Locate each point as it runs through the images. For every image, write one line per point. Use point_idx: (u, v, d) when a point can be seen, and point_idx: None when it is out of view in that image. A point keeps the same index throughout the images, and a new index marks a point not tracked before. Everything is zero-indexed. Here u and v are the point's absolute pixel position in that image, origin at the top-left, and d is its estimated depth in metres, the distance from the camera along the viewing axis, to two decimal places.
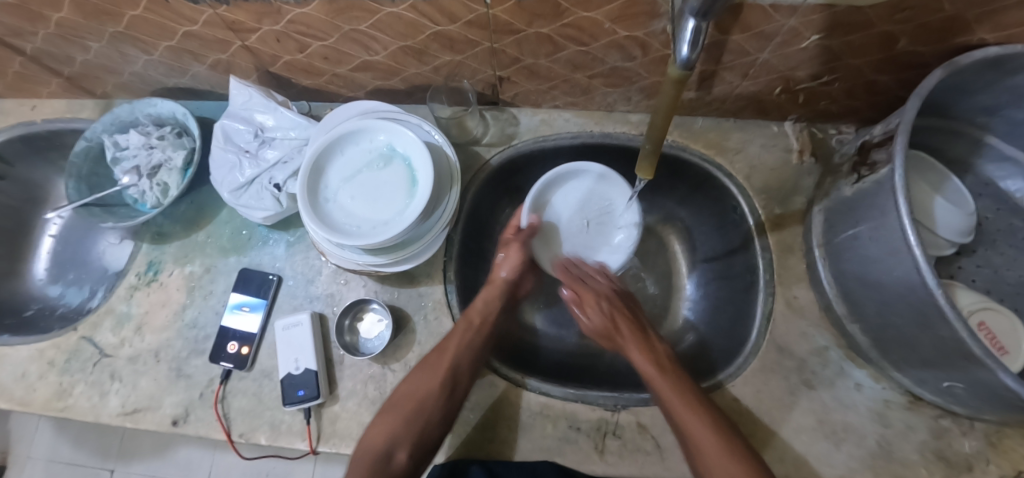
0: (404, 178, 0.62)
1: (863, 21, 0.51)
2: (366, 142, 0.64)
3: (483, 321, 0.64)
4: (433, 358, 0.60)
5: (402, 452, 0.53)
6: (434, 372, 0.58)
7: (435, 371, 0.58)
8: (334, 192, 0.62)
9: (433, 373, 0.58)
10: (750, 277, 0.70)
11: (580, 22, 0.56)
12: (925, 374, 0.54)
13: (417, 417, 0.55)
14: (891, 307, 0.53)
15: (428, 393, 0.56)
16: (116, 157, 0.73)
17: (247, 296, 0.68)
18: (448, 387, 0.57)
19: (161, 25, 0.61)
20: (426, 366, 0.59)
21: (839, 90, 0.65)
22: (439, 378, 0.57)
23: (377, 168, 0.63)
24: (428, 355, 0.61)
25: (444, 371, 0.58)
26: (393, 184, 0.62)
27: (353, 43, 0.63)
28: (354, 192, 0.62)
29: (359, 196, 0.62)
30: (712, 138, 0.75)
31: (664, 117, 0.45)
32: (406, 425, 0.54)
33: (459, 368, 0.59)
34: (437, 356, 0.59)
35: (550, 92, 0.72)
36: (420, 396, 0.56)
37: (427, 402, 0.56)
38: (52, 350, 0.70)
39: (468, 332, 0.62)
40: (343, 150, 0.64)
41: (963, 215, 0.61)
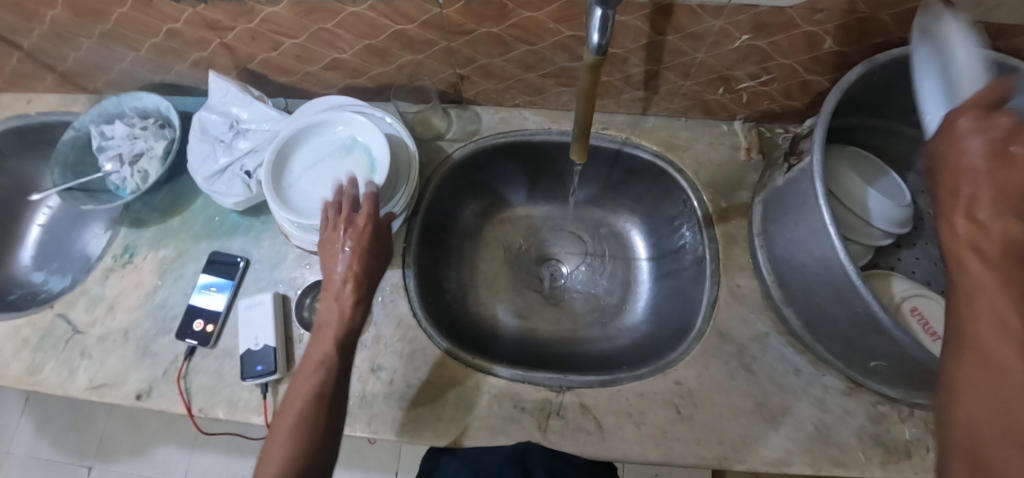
0: (363, 165, 0.66)
1: (782, 21, 0.56)
2: (328, 133, 0.69)
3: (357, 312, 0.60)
4: (308, 360, 0.56)
5: (306, 453, 0.50)
6: (315, 369, 0.54)
7: (319, 367, 0.54)
8: (297, 178, 0.66)
9: (312, 373, 0.54)
10: (698, 268, 0.73)
11: (525, 22, 0.60)
12: (852, 355, 0.56)
13: (314, 416, 0.52)
14: (816, 288, 0.55)
15: (319, 389, 0.53)
16: (102, 146, 0.78)
17: (216, 277, 0.71)
18: (336, 379, 0.54)
19: (145, 24, 0.67)
20: (306, 366, 0.56)
21: (777, 89, 0.69)
22: (324, 372, 0.54)
23: (338, 156, 0.67)
24: (304, 358, 0.57)
25: (322, 362, 0.55)
26: (352, 169, 0.66)
27: (321, 42, 0.68)
28: (315, 178, 0.66)
29: (318, 181, 0.66)
30: (663, 136, 0.78)
31: (588, 101, 0.50)
32: (306, 428, 0.51)
33: (341, 357, 0.56)
34: (312, 356, 0.55)
35: (508, 91, 0.77)
36: (311, 394, 0.53)
37: (316, 399, 0.53)
38: (27, 328, 0.73)
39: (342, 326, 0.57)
40: (307, 141, 0.68)
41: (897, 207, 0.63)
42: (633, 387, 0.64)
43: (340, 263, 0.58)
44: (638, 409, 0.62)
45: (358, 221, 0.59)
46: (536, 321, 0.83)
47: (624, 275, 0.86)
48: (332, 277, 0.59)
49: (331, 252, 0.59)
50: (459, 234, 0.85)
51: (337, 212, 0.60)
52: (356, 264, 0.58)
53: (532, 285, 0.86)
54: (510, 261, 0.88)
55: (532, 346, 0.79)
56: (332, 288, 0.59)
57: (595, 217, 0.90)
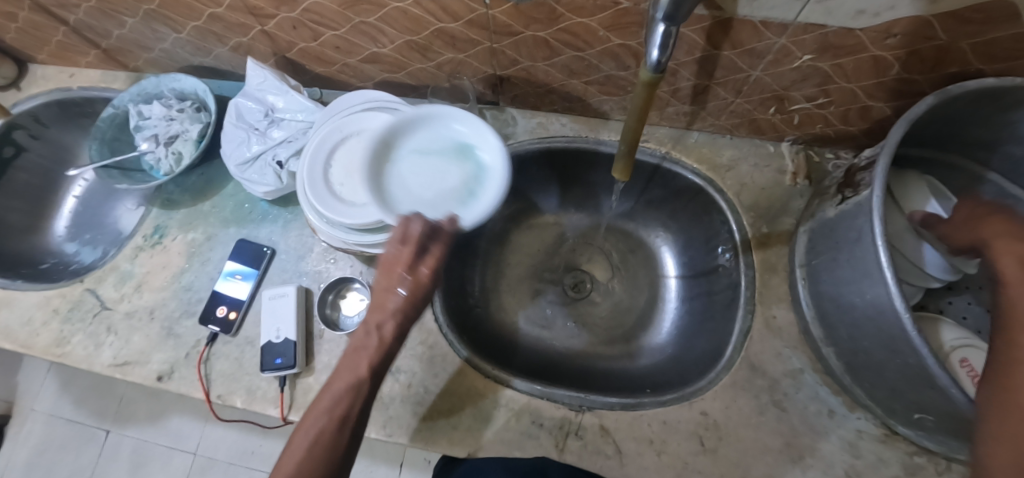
0: (463, 180, 0.63)
1: (851, 44, 0.52)
2: (455, 128, 0.65)
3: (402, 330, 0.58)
4: (338, 377, 0.54)
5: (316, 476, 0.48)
6: (343, 392, 0.53)
7: (346, 391, 0.53)
8: (399, 166, 0.63)
9: (339, 394, 0.53)
10: (732, 294, 0.70)
11: (575, 28, 0.58)
12: (894, 404, 0.53)
13: (332, 442, 0.50)
14: (863, 331, 0.52)
15: (344, 413, 0.52)
16: (138, 125, 0.78)
17: (241, 265, 0.71)
18: (360, 407, 0.53)
19: (190, 6, 0.67)
20: (333, 383, 0.54)
21: (834, 114, 0.65)
22: (352, 398, 0.53)
23: (451, 159, 0.64)
24: (336, 373, 0.55)
25: (353, 387, 0.53)
26: (453, 179, 0.62)
27: (362, 35, 0.67)
28: (449, 172, 0.63)
29: (439, 185, 0.62)
30: (705, 154, 0.75)
31: (638, 118, 0.47)
32: (321, 453, 0.49)
33: (371, 384, 0.54)
34: (342, 376, 0.54)
35: (547, 95, 0.74)
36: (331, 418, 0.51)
37: (338, 423, 0.51)
38: (58, 299, 0.75)
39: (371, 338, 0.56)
40: (421, 131, 0.66)
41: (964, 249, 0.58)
42: (655, 413, 0.62)
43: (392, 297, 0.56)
44: (660, 438, 0.60)
45: (419, 271, 0.56)
46: (557, 332, 0.81)
47: (651, 293, 0.83)
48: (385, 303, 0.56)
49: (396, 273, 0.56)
50: (486, 238, 0.84)
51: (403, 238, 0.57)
52: (409, 304, 0.56)
53: (555, 295, 0.85)
54: (536, 269, 0.87)
55: (551, 357, 0.77)
56: (374, 317, 0.56)
57: (627, 230, 0.87)
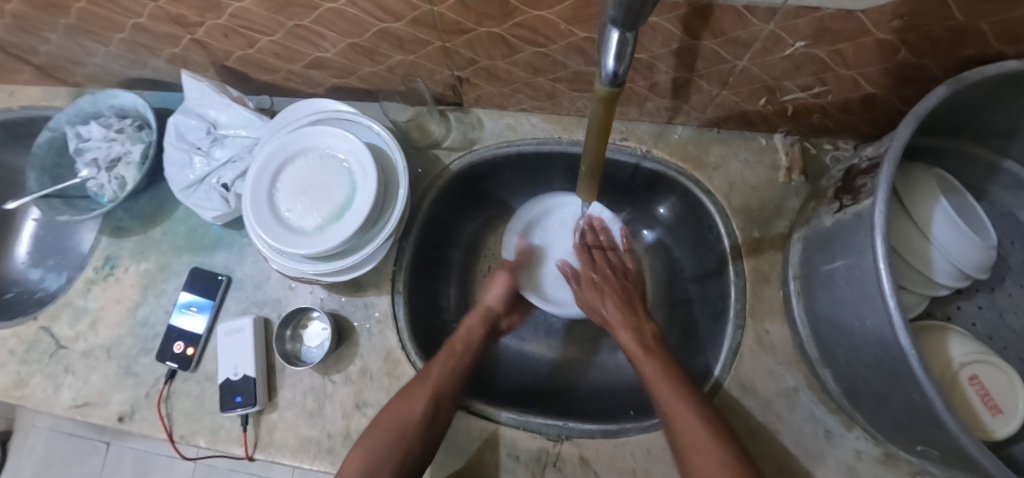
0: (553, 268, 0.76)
1: (850, 28, 0.44)
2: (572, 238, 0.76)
3: (466, 349, 0.63)
4: (411, 382, 0.57)
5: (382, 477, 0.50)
6: (410, 397, 0.55)
7: (414, 399, 0.55)
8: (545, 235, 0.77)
9: (405, 404, 0.54)
10: (721, 305, 0.65)
11: (533, 22, 0.50)
12: (896, 433, 0.48)
13: (394, 448, 0.52)
14: (862, 358, 0.47)
15: (407, 422, 0.53)
16: (79, 148, 0.73)
17: (195, 297, 0.67)
18: (427, 416, 0.54)
19: (109, 18, 0.60)
20: (406, 387, 0.57)
21: (833, 103, 0.58)
22: (420, 407, 0.54)
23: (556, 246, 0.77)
24: (410, 381, 0.58)
25: (423, 392, 0.55)
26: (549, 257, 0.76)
27: (301, 40, 0.60)
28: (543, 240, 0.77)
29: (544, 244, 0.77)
30: (691, 151, 0.69)
31: (598, 137, 0.40)
32: (387, 452, 0.52)
33: (436, 394, 0.56)
34: (417, 383, 0.56)
35: (515, 95, 0.67)
36: (401, 420, 0.53)
37: (405, 430, 0.53)
38: (13, 339, 0.71)
39: (451, 358, 0.60)
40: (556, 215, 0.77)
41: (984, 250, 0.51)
42: (639, 441, 0.58)
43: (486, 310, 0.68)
44: (643, 467, 0.56)
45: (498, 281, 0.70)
46: (545, 347, 0.77)
47: (638, 299, 0.81)
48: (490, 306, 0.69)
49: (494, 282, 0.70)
50: (460, 248, 0.79)
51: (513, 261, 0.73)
52: (505, 295, 0.70)
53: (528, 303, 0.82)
54: None
55: (534, 378, 0.73)
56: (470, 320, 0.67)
57: None
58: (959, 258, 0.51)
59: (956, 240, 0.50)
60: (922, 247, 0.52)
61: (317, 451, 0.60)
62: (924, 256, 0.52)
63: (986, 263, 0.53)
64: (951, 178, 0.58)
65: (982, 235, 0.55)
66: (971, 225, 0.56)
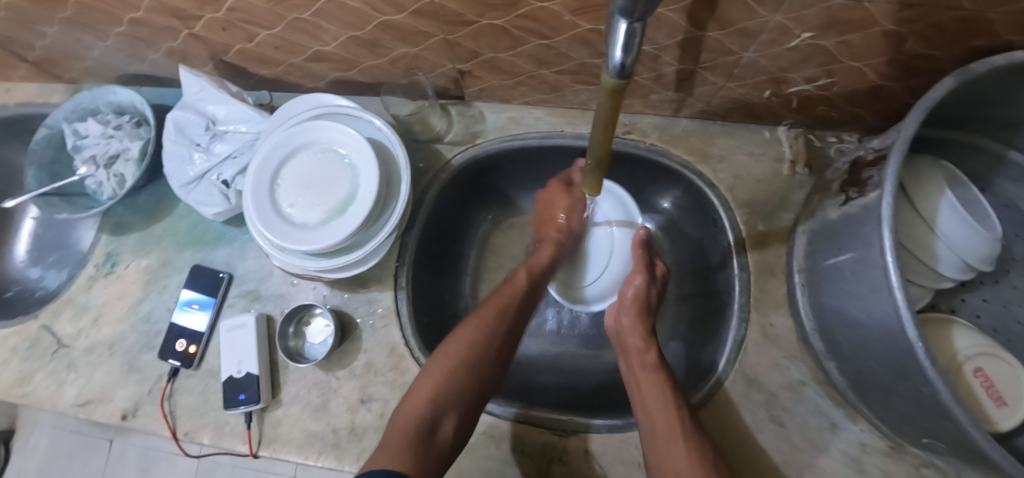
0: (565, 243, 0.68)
1: (857, 18, 0.44)
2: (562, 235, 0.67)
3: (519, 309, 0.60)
4: (480, 312, 0.57)
5: (450, 412, 0.49)
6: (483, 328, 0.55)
7: (489, 330, 0.55)
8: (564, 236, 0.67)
9: (480, 332, 0.55)
10: (726, 298, 0.65)
11: (536, 13, 0.50)
12: (902, 425, 0.48)
13: (464, 379, 0.51)
14: (869, 351, 0.46)
15: (479, 353, 0.53)
16: (76, 145, 0.72)
17: (198, 293, 0.66)
18: (498, 345, 0.55)
19: (106, 12, 0.59)
20: (477, 316, 0.57)
21: (839, 94, 0.57)
22: (489, 339, 0.54)
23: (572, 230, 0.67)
24: (479, 311, 0.58)
25: (496, 322, 0.56)
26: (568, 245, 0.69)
27: (301, 33, 0.59)
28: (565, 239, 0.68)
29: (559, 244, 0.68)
30: (694, 143, 0.68)
31: (605, 130, 0.40)
32: (456, 383, 0.50)
33: (507, 325, 0.57)
34: (488, 312, 0.57)
35: (517, 88, 0.67)
36: (469, 350, 0.52)
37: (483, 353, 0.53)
38: (16, 338, 0.71)
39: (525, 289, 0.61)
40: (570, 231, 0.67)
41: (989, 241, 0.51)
42: None
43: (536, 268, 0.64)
44: None
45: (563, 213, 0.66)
46: (550, 343, 0.77)
47: None
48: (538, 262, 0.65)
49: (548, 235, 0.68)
50: (465, 243, 0.79)
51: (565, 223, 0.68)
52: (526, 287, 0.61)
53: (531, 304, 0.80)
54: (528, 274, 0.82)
55: (537, 371, 0.74)
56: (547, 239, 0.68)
57: None
58: (965, 251, 0.51)
59: (962, 233, 0.50)
60: (928, 240, 0.51)
61: (321, 447, 0.60)
62: (930, 250, 0.52)
63: (991, 255, 0.52)
64: (959, 171, 0.58)
65: (988, 227, 0.55)
66: (977, 217, 0.55)
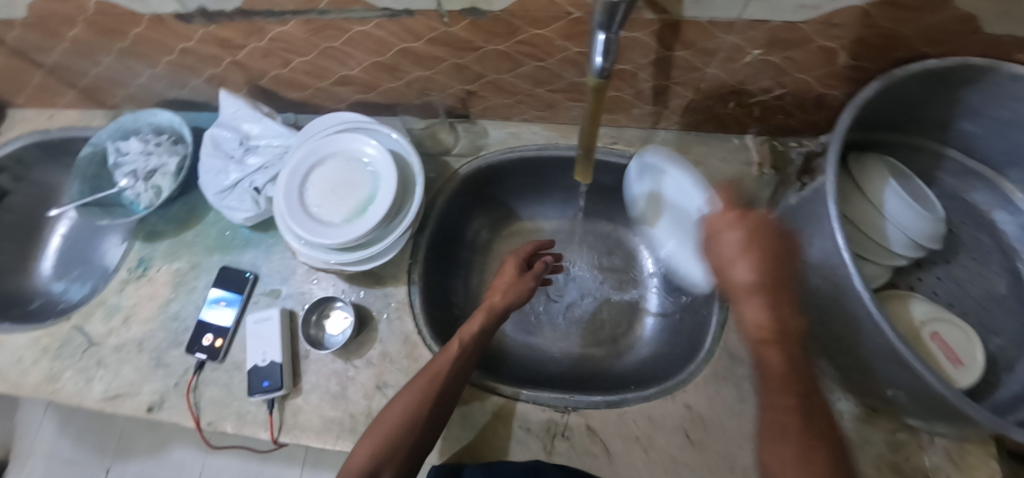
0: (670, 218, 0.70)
1: (795, 36, 0.54)
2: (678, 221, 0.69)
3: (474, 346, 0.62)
4: (418, 376, 0.57)
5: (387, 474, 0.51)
6: (418, 393, 0.55)
7: (425, 397, 0.55)
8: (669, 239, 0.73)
9: (416, 395, 0.55)
10: (709, 286, 0.71)
11: (533, 39, 0.60)
12: (870, 383, 0.55)
13: (398, 443, 0.52)
14: (831, 313, 0.53)
15: (412, 417, 0.54)
16: (117, 162, 0.80)
17: (226, 292, 0.72)
18: (433, 409, 0.55)
19: (161, 42, 0.69)
20: (413, 381, 0.57)
21: (792, 103, 0.67)
22: (424, 404, 0.55)
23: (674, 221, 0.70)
24: (415, 376, 0.58)
25: (430, 386, 0.56)
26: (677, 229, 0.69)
27: (331, 59, 0.69)
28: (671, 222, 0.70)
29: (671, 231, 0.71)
30: (674, 151, 0.77)
31: (592, 123, 0.48)
32: (389, 447, 0.52)
33: (444, 388, 0.57)
34: (422, 378, 0.56)
35: (517, 105, 0.76)
36: (405, 419, 0.53)
37: (417, 410, 0.54)
38: (47, 338, 0.75)
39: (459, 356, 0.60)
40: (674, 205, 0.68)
41: (931, 221, 0.58)
42: (640, 409, 0.63)
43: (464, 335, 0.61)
44: (646, 433, 0.61)
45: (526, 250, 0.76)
46: (550, 339, 0.83)
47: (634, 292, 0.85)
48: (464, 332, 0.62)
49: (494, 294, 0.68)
50: (467, 247, 0.85)
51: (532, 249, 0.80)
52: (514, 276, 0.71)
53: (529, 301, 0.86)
54: None
55: (538, 363, 0.79)
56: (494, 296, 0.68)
57: (606, 232, 0.90)
58: (912, 230, 0.58)
59: (910, 215, 0.58)
60: (878, 221, 0.60)
61: (339, 431, 0.63)
62: (881, 230, 0.60)
63: (938, 235, 0.59)
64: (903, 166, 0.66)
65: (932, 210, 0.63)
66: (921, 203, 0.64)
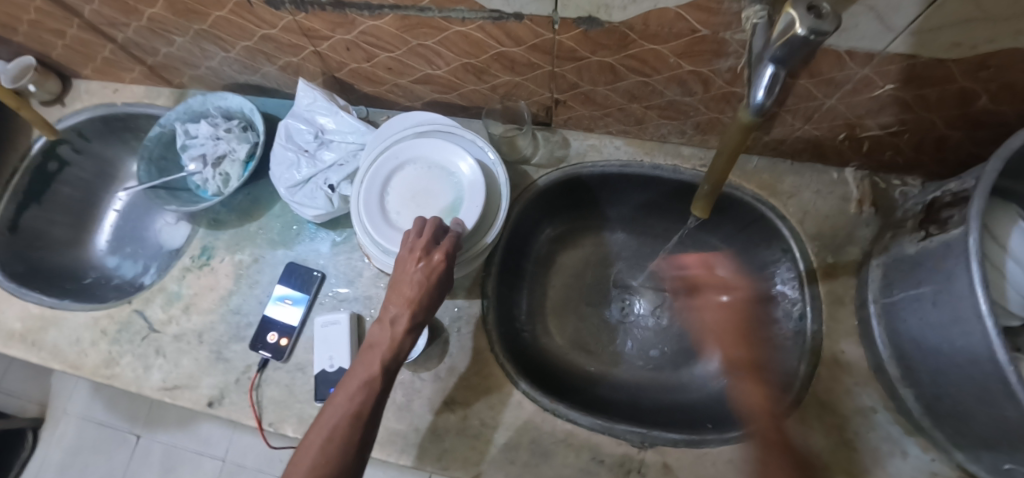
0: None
1: (939, 75, 0.50)
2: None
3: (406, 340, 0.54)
4: (352, 379, 0.52)
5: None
6: (356, 392, 0.50)
7: (364, 396, 0.50)
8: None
9: (352, 392, 0.50)
10: (795, 326, 0.67)
11: (644, 55, 0.56)
12: (982, 451, 0.50)
13: (341, 446, 0.47)
14: (953, 379, 0.49)
15: (354, 415, 0.49)
16: (185, 144, 0.78)
17: (292, 290, 0.70)
18: (372, 406, 0.50)
19: (242, 26, 0.65)
20: (348, 382, 0.52)
21: (907, 141, 0.62)
22: (360, 399, 0.50)
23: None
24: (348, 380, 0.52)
25: (368, 384, 0.51)
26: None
27: (418, 57, 0.65)
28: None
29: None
30: (766, 180, 0.73)
31: (728, 157, 0.45)
32: (330, 453, 0.46)
33: (382, 384, 0.51)
34: (353, 380, 0.51)
35: (603, 118, 0.72)
36: (340, 421, 0.48)
37: (350, 421, 0.48)
38: (106, 319, 0.74)
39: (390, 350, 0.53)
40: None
41: None
42: (721, 452, 0.60)
43: (384, 336, 0.53)
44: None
45: (433, 258, 0.55)
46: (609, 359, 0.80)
47: None
48: (377, 344, 0.53)
49: (394, 303, 0.55)
50: (533, 259, 0.82)
51: (418, 236, 0.57)
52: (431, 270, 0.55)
53: (592, 321, 0.83)
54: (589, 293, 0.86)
55: (599, 385, 0.76)
56: (391, 311, 0.54)
57: (673, 252, 0.85)
58: None
59: None
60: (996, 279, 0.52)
61: (404, 445, 0.62)
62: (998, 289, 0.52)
63: None
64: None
65: None
66: None
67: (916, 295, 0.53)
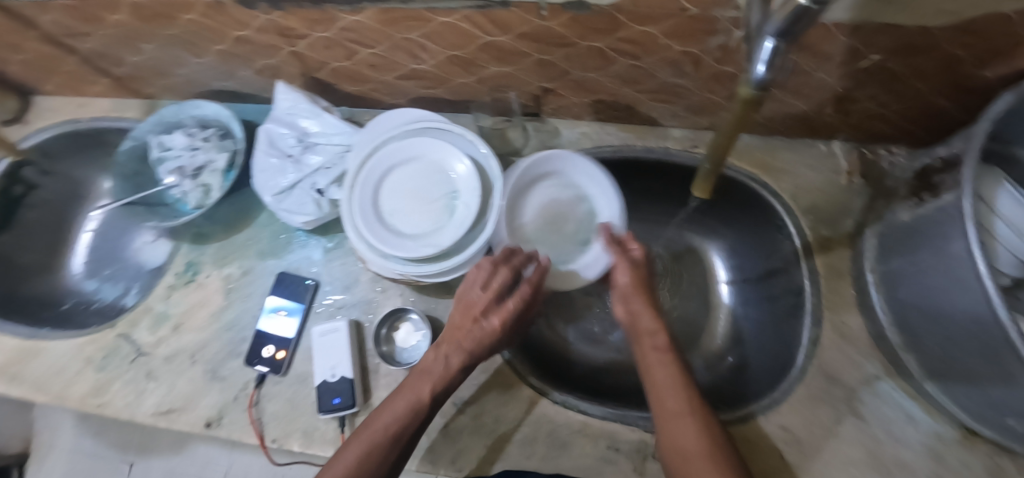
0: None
1: (926, 43, 0.50)
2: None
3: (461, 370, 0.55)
4: (401, 393, 0.52)
5: None
6: (406, 409, 0.50)
7: (412, 415, 0.50)
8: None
9: (399, 411, 0.51)
10: (795, 299, 0.67)
11: (634, 37, 0.55)
12: (987, 410, 0.51)
13: (377, 461, 0.47)
14: (957, 341, 0.49)
15: (395, 432, 0.49)
16: (160, 157, 0.75)
17: (286, 301, 0.68)
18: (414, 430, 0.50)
19: (214, 29, 0.62)
20: (400, 392, 0.52)
21: (895, 111, 0.63)
22: (406, 418, 0.50)
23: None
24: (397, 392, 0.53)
25: (418, 403, 0.51)
26: None
27: (402, 52, 0.63)
28: None
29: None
30: (758, 158, 0.73)
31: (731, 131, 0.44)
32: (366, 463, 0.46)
33: (428, 409, 0.52)
34: (401, 399, 0.51)
35: (594, 105, 0.72)
36: (380, 436, 0.48)
37: (390, 441, 0.48)
38: (90, 347, 0.71)
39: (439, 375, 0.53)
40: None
41: None
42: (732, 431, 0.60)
43: (437, 365, 0.54)
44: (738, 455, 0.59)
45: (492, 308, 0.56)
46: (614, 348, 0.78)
47: (702, 300, 0.82)
48: (428, 372, 0.53)
49: (451, 344, 0.56)
50: None
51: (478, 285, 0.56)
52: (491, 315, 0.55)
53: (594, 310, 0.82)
54: None
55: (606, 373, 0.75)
56: (446, 346, 0.56)
57: (669, 236, 0.85)
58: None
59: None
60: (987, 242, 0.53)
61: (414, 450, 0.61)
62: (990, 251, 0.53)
63: None
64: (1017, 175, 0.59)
65: None
66: None
67: (917, 261, 0.53)
